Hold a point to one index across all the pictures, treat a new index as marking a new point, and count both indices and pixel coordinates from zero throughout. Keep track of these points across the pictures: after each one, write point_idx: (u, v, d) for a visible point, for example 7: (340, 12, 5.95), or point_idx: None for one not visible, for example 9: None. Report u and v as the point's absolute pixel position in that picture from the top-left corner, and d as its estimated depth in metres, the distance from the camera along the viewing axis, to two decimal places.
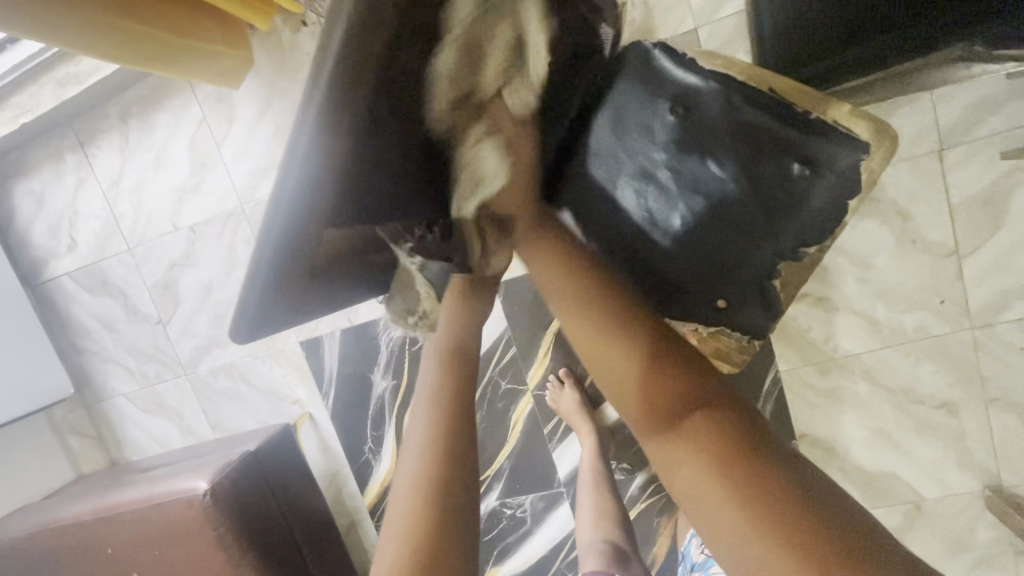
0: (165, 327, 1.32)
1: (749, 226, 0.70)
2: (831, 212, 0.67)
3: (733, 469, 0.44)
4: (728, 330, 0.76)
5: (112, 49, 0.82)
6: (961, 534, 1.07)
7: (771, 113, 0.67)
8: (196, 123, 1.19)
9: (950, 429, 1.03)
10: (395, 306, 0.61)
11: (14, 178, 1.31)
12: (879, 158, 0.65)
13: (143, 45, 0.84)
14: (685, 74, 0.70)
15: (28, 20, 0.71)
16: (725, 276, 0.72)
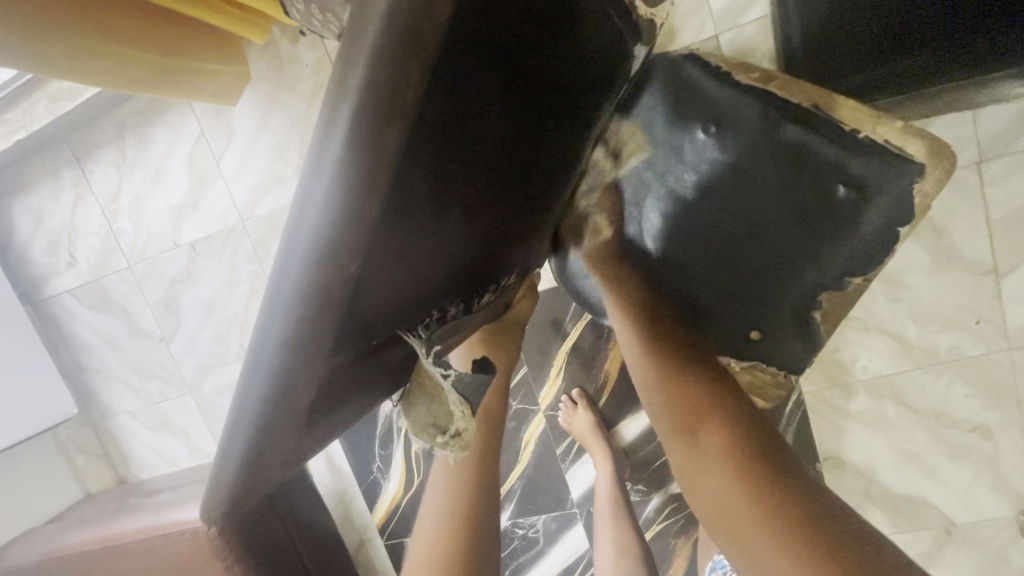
0: (168, 345, 1.30)
1: (789, 254, 0.66)
2: (881, 239, 0.63)
3: (751, 484, 0.46)
4: (763, 363, 0.73)
5: (103, 75, 0.79)
6: (994, 560, 1.02)
7: (818, 130, 0.61)
8: (194, 138, 1.15)
9: (984, 453, 0.98)
10: (414, 418, 0.43)
11: (12, 195, 1.28)
12: (935, 180, 0.61)
13: (135, 69, 0.82)
14: (720, 88, 0.66)
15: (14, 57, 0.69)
16: (759, 306, 0.69)
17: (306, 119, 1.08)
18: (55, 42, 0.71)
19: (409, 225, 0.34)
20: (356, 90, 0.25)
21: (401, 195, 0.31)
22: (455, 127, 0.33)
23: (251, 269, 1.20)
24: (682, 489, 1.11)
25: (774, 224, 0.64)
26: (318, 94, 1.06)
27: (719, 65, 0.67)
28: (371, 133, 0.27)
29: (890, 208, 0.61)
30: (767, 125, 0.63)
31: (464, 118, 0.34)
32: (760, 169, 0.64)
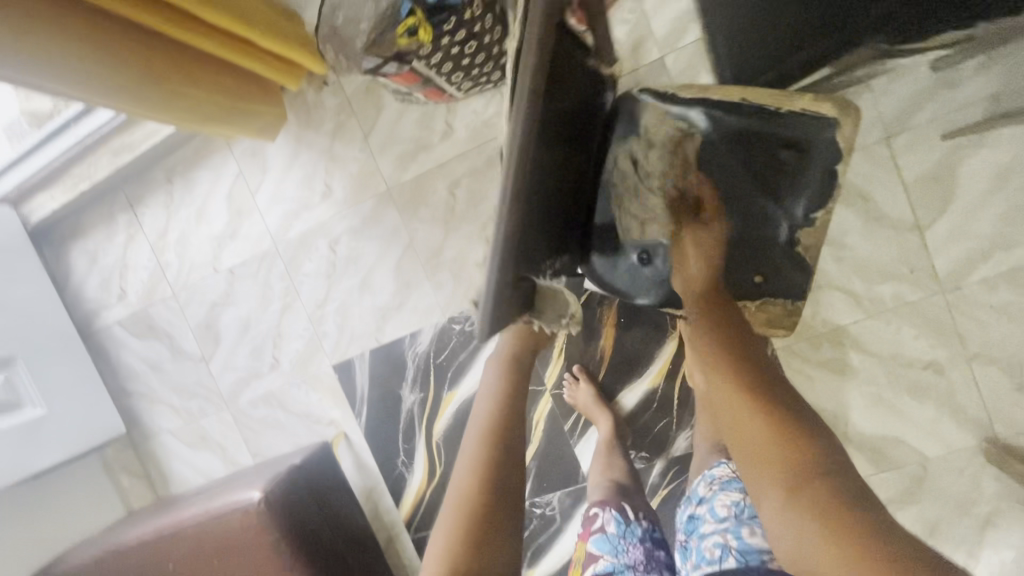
0: (208, 364, 1.44)
1: (759, 210, 0.84)
2: (826, 178, 0.81)
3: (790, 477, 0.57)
4: (772, 299, 0.88)
5: (181, 112, 0.99)
6: (969, 487, 1.13)
7: (754, 117, 0.81)
8: (234, 176, 1.34)
9: (940, 388, 1.11)
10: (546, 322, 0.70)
11: (69, 240, 1.45)
12: (850, 126, 0.78)
13: (206, 109, 1.02)
14: (671, 108, 0.83)
15: (112, 92, 0.90)
16: (766, 252, 0.85)
17: (330, 153, 1.29)
18: (89, 59, 0.84)
19: (540, 168, 0.59)
20: (531, 67, 0.51)
21: (540, 147, 0.58)
22: (551, 111, 0.60)
23: (283, 286, 1.36)
24: (682, 451, 1.22)
25: (751, 188, 0.83)
26: (339, 131, 1.27)
27: (665, 90, 0.83)
28: (533, 88, 0.52)
29: (824, 152, 0.80)
30: (715, 123, 0.82)
31: (552, 104, 0.60)
32: (724, 155, 0.84)
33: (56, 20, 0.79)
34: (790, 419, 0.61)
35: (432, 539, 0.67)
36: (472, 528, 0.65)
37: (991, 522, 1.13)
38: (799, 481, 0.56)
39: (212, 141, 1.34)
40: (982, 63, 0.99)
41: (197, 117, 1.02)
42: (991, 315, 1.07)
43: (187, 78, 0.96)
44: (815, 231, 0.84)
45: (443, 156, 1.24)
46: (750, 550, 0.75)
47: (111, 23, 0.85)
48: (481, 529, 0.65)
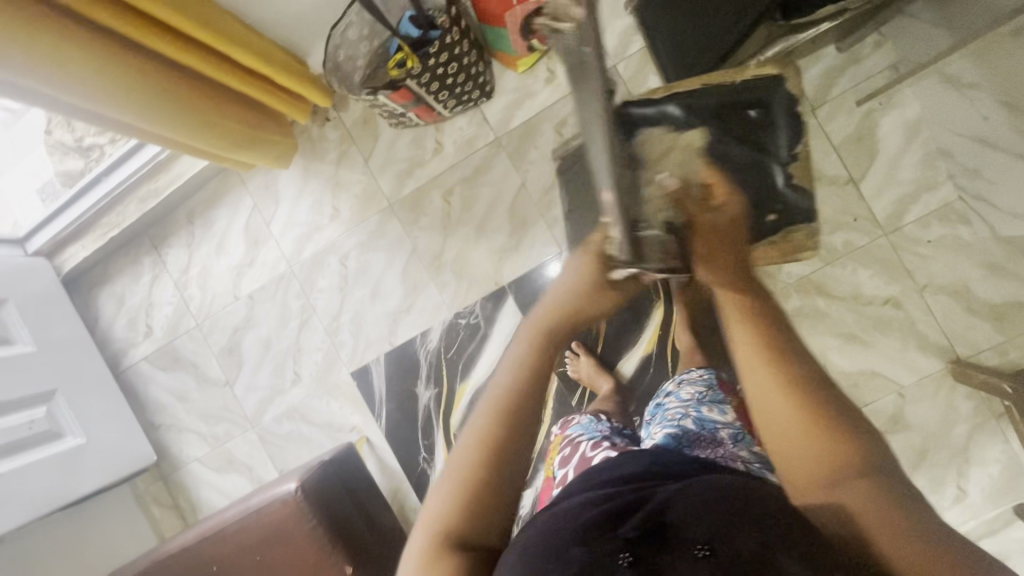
0: (231, 387, 1.53)
1: (757, 156, 0.96)
2: (792, 118, 0.97)
3: (848, 475, 0.49)
4: (793, 224, 0.99)
5: (213, 140, 1.16)
6: (946, 409, 1.23)
7: (723, 91, 0.96)
8: (250, 210, 1.50)
9: (901, 320, 1.24)
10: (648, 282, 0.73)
11: (98, 287, 1.58)
12: (793, 76, 0.97)
13: (232, 136, 1.19)
14: (656, 107, 0.94)
15: (159, 122, 1.06)
16: (772, 197, 0.97)
17: (336, 179, 1.45)
18: (146, 96, 1.01)
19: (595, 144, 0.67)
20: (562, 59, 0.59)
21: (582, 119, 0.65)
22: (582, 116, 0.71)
23: (300, 304, 1.49)
24: None
25: (742, 148, 0.96)
26: (343, 159, 1.44)
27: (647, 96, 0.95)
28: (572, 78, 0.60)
29: (783, 101, 0.98)
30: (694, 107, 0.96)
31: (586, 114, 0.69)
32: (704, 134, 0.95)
33: (121, 54, 0.95)
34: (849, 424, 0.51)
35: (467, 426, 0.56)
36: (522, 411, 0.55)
37: (973, 440, 1.22)
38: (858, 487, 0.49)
39: (228, 181, 1.50)
40: (876, 41, 1.19)
41: (219, 144, 1.17)
42: (931, 249, 1.22)
43: (218, 110, 1.14)
44: (803, 165, 0.98)
45: (437, 170, 1.41)
46: (708, 419, 0.78)
47: (165, 69, 1.03)
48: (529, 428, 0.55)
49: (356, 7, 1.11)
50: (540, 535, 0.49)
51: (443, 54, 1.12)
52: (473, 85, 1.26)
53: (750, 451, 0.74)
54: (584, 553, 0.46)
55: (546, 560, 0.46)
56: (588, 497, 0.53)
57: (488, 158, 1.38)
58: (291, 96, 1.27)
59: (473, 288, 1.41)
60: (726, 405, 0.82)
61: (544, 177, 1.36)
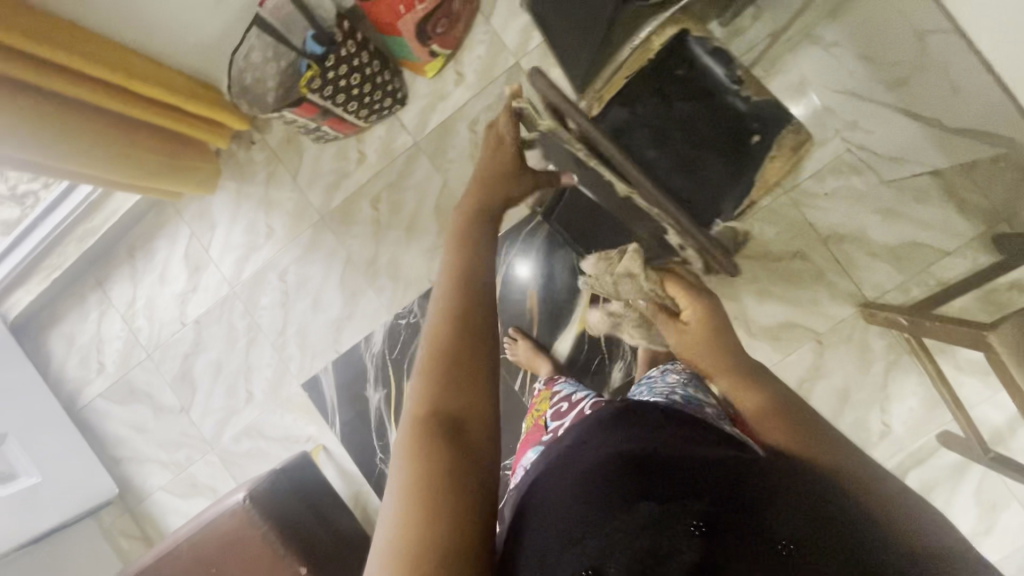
0: (188, 413, 1.56)
1: (711, 106, 1.03)
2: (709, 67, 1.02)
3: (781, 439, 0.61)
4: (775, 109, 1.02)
5: (128, 175, 1.21)
6: (863, 350, 1.31)
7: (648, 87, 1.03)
8: (187, 238, 1.54)
9: (811, 271, 1.31)
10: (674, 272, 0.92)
11: (47, 330, 1.60)
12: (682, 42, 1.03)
13: (149, 168, 1.23)
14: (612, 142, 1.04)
15: (73, 164, 1.10)
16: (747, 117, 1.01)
17: (267, 198, 1.50)
18: (58, 141, 1.05)
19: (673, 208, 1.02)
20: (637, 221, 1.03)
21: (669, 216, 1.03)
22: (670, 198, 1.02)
23: (246, 323, 1.53)
24: (619, 382, 1.39)
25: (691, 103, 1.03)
26: (272, 179, 1.49)
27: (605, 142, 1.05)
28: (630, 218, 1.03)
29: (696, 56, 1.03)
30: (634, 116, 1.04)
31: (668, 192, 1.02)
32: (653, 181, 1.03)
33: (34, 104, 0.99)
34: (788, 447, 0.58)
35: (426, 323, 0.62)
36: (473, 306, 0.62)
37: (890, 376, 1.30)
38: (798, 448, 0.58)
39: (163, 212, 1.54)
40: (754, 13, 1.20)
41: (135, 175, 1.22)
42: (827, 201, 1.31)
43: (133, 146, 1.18)
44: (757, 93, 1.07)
45: (363, 179, 1.46)
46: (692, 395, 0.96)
47: (76, 112, 1.06)
48: (485, 319, 0.62)
49: (254, 30, 1.15)
50: (599, 477, 0.47)
51: (342, 68, 1.17)
52: (383, 93, 1.32)
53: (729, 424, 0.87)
54: (654, 508, 0.44)
55: (599, 507, 0.45)
56: (633, 433, 0.53)
57: (410, 163, 1.44)
58: (201, 123, 1.27)
59: (410, 288, 1.46)
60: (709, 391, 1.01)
61: (464, 175, 1.42)
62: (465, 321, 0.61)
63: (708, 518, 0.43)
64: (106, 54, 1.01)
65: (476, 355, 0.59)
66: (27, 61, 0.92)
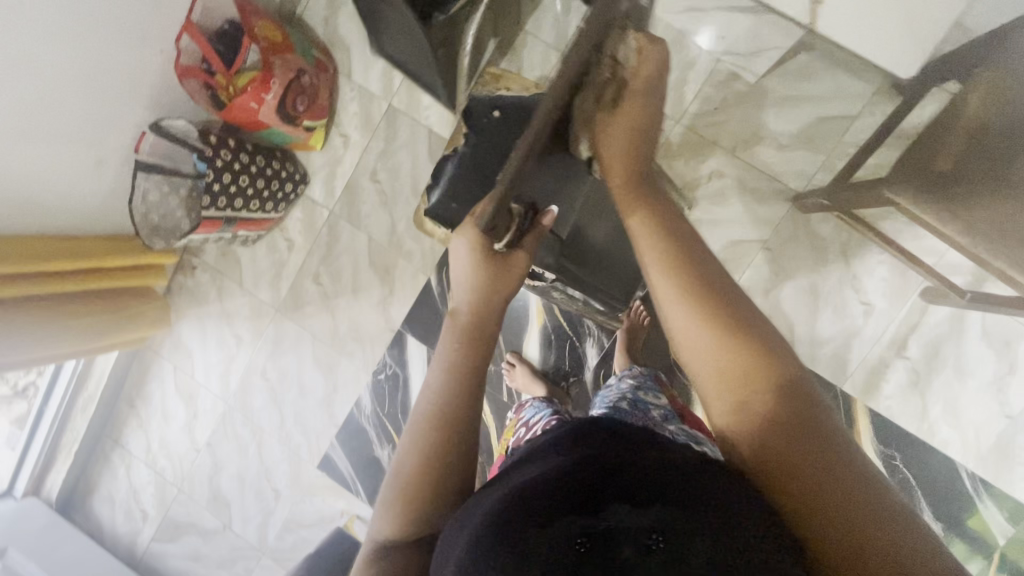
0: (230, 527, 1.64)
1: None
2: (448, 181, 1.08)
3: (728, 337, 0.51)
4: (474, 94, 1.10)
5: (95, 336, 1.29)
6: (812, 239, 1.27)
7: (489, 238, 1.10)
8: (173, 372, 1.64)
9: (732, 185, 1.29)
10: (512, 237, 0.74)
11: (89, 497, 1.73)
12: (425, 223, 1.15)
13: (109, 325, 1.32)
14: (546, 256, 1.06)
15: (42, 346, 1.18)
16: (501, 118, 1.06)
17: (225, 311, 1.59)
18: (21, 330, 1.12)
19: None
20: None
21: None
22: None
23: (249, 429, 1.61)
24: (596, 360, 1.39)
25: None
26: (223, 293, 1.58)
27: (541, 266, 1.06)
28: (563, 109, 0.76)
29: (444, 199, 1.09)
30: None
31: None
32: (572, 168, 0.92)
33: None
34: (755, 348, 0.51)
35: (394, 456, 0.58)
36: (463, 440, 0.57)
37: (850, 256, 1.26)
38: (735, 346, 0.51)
39: (145, 357, 1.65)
40: None
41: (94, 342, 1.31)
42: (721, 114, 1.28)
43: (88, 308, 1.26)
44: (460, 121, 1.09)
45: (299, 263, 1.53)
46: (641, 400, 0.92)
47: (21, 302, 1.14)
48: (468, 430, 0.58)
49: (141, 175, 1.26)
50: (492, 518, 0.42)
51: (226, 176, 1.24)
52: (279, 181, 1.39)
53: (679, 425, 0.86)
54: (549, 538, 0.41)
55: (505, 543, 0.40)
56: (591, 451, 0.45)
57: (334, 232, 1.51)
58: (133, 269, 1.37)
59: (376, 343, 1.52)
60: (659, 391, 0.98)
61: (384, 224, 1.48)
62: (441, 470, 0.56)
63: (591, 536, 0.42)
64: (35, 246, 1.10)
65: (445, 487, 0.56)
66: None
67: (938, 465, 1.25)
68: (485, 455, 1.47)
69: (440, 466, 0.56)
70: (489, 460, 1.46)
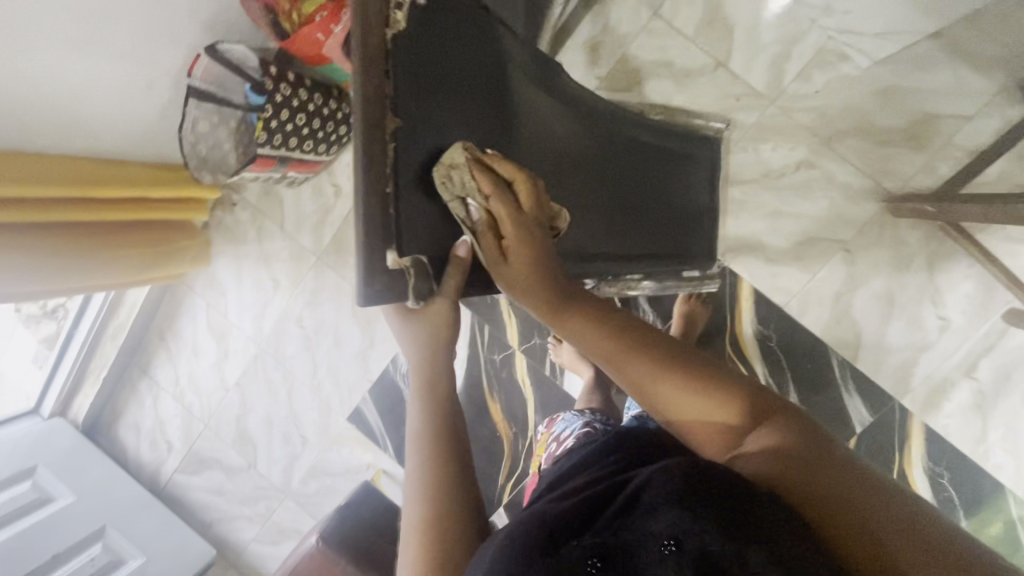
0: (255, 468, 1.65)
1: None
2: None
3: (665, 370, 0.54)
4: None
5: (130, 271, 1.25)
6: (897, 245, 1.20)
7: None
8: (205, 309, 1.60)
9: (821, 178, 1.21)
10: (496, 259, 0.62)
11: (115, 423, 1.73)
12: None
13: (144, 259, 1.27)
14: None
15: (78, 275, 1.13)
16: None
17: (263, 253, 1.53)
18: (61, 257, 1.07)
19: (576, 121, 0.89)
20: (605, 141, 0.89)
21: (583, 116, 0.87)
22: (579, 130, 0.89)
23: (280, 375, 1.58)
24: None
25: None
26: (262, 234, 1.52)
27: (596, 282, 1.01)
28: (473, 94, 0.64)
29: None
30: None
31: None
32: (549, 137, 0.76)
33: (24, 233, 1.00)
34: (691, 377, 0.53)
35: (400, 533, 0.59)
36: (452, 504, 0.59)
37: (934, 267, 1.19)
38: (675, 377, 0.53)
39: (177, 291, 1.61)
40: None
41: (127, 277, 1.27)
42: (821, 100, 1.18)
43: (122, 241, 1.20)
44: None
45: (344, 211, 1.46)
46: None
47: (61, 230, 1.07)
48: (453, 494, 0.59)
49: (192, 102, 1.14)
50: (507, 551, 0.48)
51: (285, 113, 1.16)
52: (333, 123, 1.30)
53: None
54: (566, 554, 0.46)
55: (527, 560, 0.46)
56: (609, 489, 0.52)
57: None
58: (176, 202, 1.30)
59: None
60: None
61: None
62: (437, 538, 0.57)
63: (602, 553, 0.46)
64: (79, 170, 1.03)
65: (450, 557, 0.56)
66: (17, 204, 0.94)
67: (987, 488, 1.22)
68: (520, 426, 1.45)
69: (443, 511, 0.58)
70: (524, 431, 1.45)
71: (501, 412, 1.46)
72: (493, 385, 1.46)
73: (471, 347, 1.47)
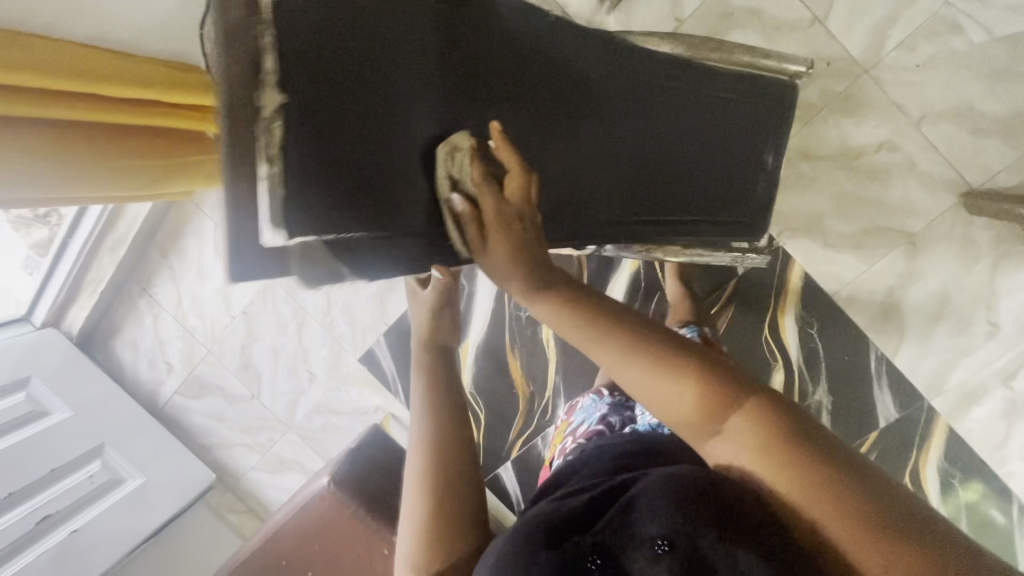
0: (258, 398, 1.61)
1: None
2: None
3: (626, 347, 0.48)
4: None
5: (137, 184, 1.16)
6: (964, 243, 1.13)
7: None
8: (214, 230, 1.49)
9: (900, 164, 1.12)
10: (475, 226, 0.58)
11: (111, 339, 1.65)
12: None
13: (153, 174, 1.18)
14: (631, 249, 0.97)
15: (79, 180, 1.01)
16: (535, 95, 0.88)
17: None
18: (64, 156, 0.95)
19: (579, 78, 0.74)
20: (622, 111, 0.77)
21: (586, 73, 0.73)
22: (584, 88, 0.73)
23: (291, 308, 1.51)
24: None
25: None
26: None
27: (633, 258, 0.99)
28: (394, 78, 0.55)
29: None
30: None
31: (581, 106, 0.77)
32: (522, 85, 0.66)
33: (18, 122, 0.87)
34: (655, 353, 0.47)
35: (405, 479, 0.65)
36: (455, 453, 0.65)
37: (998, 270, 1.14)
38: (636, 354, 0.47)
39: (184, 208, 1.49)
40: None
41: (130, 188, 1.16)
42: (919, 75, 1.07)
43: (129, 149, 1.07)
44: None
45: None
46: None
47: (68, 129, 0.94)
48: (455, 440, 0.66)
49: None
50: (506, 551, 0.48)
51: None
52: None
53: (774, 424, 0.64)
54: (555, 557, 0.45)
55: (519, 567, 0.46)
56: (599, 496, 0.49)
57: None
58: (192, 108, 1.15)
59: None
60: None
61: None
62: (442, 473, 0.63)
63: (601, 547, 0.45)
64: (91, 58, 0.89)
65: (452, 486, 0.63)
66: (15, 91, 0.81)
67: (997, 492, 1.24)
68: (539, 385, 1.42)
69: (448, 463, 0.64)
70: (541, 391, 1.42)
71: (521, 369, 1.42)
72: (515, 342, 1.42)
73: (497, 301, 1.41)
